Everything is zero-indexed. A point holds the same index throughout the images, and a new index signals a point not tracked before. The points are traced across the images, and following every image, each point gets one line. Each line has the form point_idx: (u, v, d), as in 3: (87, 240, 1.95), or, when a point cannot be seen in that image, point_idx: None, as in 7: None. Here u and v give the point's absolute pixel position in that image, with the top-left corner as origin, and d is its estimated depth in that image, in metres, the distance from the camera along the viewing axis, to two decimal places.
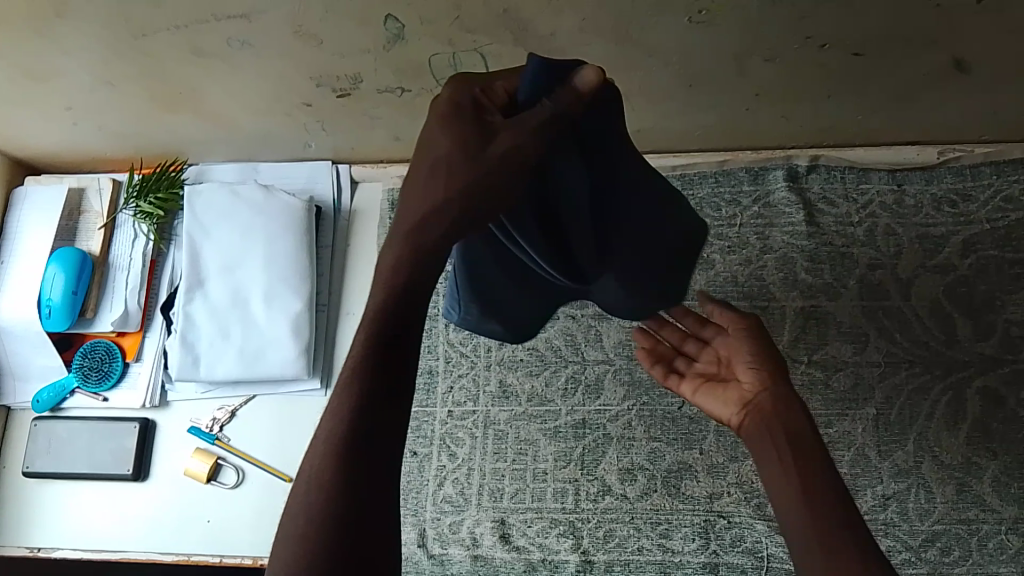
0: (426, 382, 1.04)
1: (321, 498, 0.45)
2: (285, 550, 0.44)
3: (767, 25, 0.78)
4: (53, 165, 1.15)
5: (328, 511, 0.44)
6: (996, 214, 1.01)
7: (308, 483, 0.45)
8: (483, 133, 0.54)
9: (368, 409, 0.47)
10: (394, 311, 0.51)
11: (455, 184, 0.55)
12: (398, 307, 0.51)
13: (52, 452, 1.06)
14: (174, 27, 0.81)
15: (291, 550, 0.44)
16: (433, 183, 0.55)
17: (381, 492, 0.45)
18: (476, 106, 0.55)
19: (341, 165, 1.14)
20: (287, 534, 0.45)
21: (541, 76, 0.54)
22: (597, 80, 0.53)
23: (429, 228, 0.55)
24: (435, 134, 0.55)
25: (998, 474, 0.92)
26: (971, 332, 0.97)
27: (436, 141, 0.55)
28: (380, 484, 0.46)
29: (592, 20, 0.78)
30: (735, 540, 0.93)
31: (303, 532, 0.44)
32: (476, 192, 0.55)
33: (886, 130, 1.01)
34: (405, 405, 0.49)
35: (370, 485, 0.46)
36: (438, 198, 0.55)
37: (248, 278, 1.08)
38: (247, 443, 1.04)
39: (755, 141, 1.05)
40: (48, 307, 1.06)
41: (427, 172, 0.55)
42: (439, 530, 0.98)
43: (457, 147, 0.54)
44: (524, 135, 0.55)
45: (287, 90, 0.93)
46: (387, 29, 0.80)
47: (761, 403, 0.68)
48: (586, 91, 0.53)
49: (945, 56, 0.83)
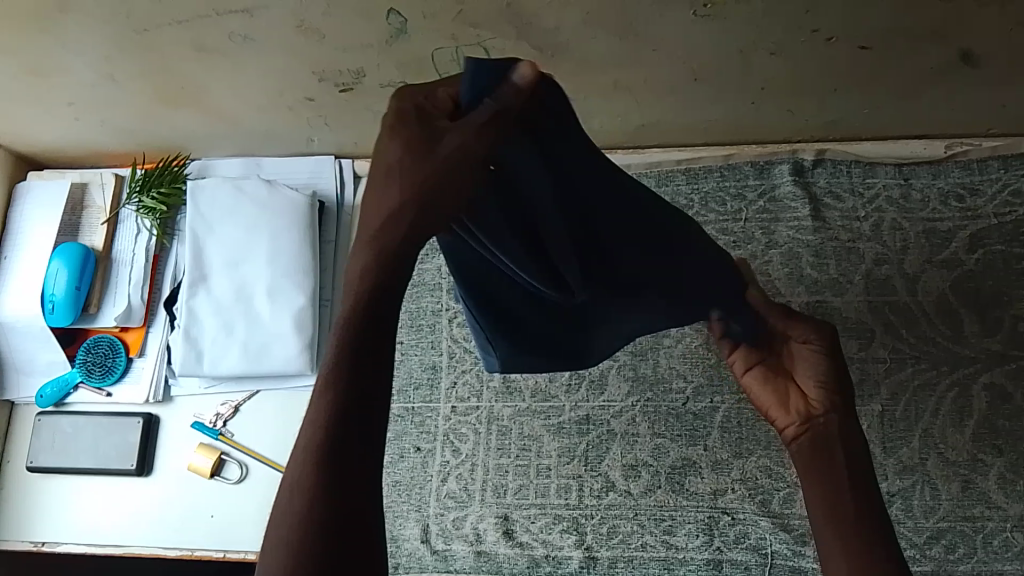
0: (429, 377, 1.04)
1: (303, 502, 0.44)
2: (271, 560, 0.44)
3: (773, 18, 0.77)
4: (56, 160, 1.15)
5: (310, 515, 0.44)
6: (1004, 209, 1.00)
7: (288, 489, 0.45)
8: (431, 140, 0.50)
9: (353, 412, 0.47)
10: (366, 312, 0.49)
11: (410, 189, 0.51)
12: (371, 306, 0.50)
13: (58, 447, 1.06)
14: (175, 21, 0.80)
15: (276, 560, 0.43)
16: (387, 191, 0.51)
17: (361, 497, 0.45)
18: (419, 113, 0.50)
19: (344, 159, 1.13)
20: (273, 543, 0.44)
21: (475, 79, 0.48)
22: (533, 76, 0.48)
23: (395, 228, 0.52)
24: (385, 144, 0.51)
25: (1004, 472, 0.91)
26: (979, 327, 0.96)
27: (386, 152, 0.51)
28: (362, 486, 0.45)
29: (596, 14, 0.77)
30: (739, 537, 0.92)
31: (283, 540, 0.44)
32: (432, 198, 0.52)
33: (893, 124, 1.00)
34: (382, 407, 0.48)
35: (353, 489, 0.45)
36: (394, 205, 0.51)
37: (251, 274, 1.07)
38: (251, 439, 1.04)
39: (760, 135, 1.04)
40: (52, 301, 1.06)
41: (381, 180, 0.52)
42: (443, 525, 0.97)
43: (405, 156, 0.51)
44: (471, 137, 0.50)
45: (290, 86, 0.93)
46: (390, 23, 0.79)
47: (827, 426, 0.69)
48: (526, 87, 0.48)
49: (952, 49, 0.82)
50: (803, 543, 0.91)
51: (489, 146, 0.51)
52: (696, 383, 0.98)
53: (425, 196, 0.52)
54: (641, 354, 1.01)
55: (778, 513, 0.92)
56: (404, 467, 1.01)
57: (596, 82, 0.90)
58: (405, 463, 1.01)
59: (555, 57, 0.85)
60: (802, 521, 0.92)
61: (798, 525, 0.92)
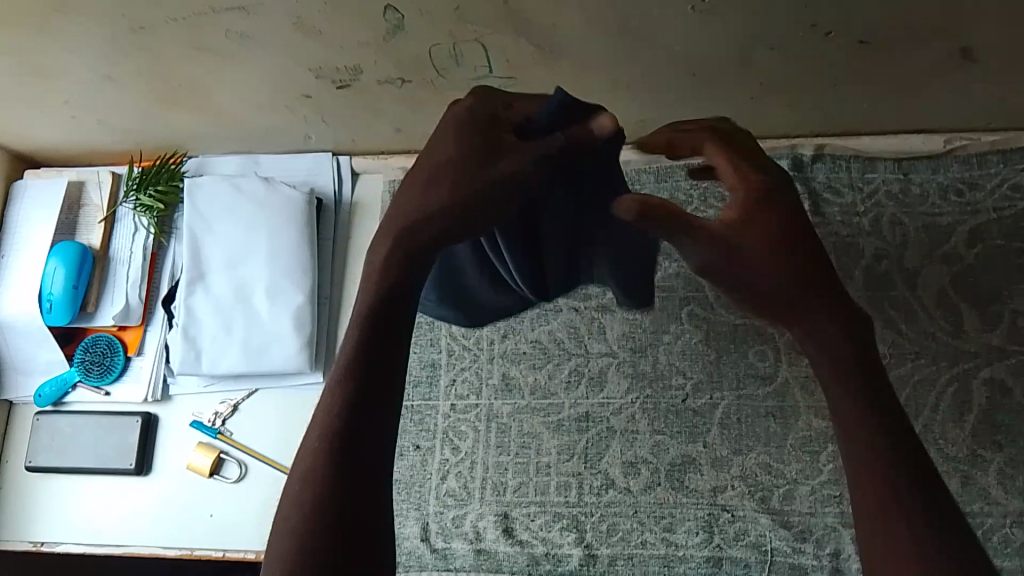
0: (428, 375, 1.04)
1: (309, 498, 0.47)
2: (279, 549, 0.46)
3: (772, 14, 0.77)
4: (52, 159, 1.15)
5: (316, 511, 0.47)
6: (1003, 203, 1.00)
7: (301, 481, 0.48)
8: (497, 150, 0.63)
9: (360, 414, 0.50)
10: (378, 311, 0.54)
11: (459, 190, 0.61)
12: (383, 307, 0.54)
13: (56, 447, 1.06)
14: (171, 20, 0.80)
15: (285, 549, 0.46)
16: (437, 186, 0.61)
17: (368, 490, 0.48)
18: (492, 122, 0.64)
19: (342, 156, 1.13)
20: (281, 533, 0.47)
21: (560, 111, 0.63)
22: (609, 127, 0.65)
23: (419, 229, 0.59)
24: (446, 140, 0.63)
25: (1003, 467, 0.91)
26: (978, 323, 0.96)
27: (447, 146, 0.63)
28: (369, 481, 0.48)
29: (594, 10, 0.77)
30: (738, 534, 0.92)
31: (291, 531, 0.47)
32: (473, 201, 0.62)
33: (892, 119, 1.00)
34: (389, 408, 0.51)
35: (357, 485, 0.48)
36: (439, 201, 0.61)
37: (249, 271, 1.07)
38: (249, 437, 1.04)
39: (759, 131, 1.04)
40: (49, 301, 1.06)
41: (429, 176, 0.62)
42: (442, 523, 0.97)
43: (467, 156, 0.62)
44: (532, 159, 0.64)
45: (286, 83, 0.92)
46: (387, 20, 0.79)
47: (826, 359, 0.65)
48: (601, 134, 0.65)
49: (953, 44, 0.82)
50: (802, 540, 0.91)
51: (539, 171, 0.64)
52: (695, 380, 0.98)
53: (473, 196, 0.62)
54: (641, 350, 1.00)
55: (779, 510, 0.92)
56: (403, 465, 1.01)
57: (594, 78, 0.90)
58: (404, 461, 1.01)
59: (553, 53, 0.84)
60: (802, 517, 0.92)
61: (797, 522, 0.92)
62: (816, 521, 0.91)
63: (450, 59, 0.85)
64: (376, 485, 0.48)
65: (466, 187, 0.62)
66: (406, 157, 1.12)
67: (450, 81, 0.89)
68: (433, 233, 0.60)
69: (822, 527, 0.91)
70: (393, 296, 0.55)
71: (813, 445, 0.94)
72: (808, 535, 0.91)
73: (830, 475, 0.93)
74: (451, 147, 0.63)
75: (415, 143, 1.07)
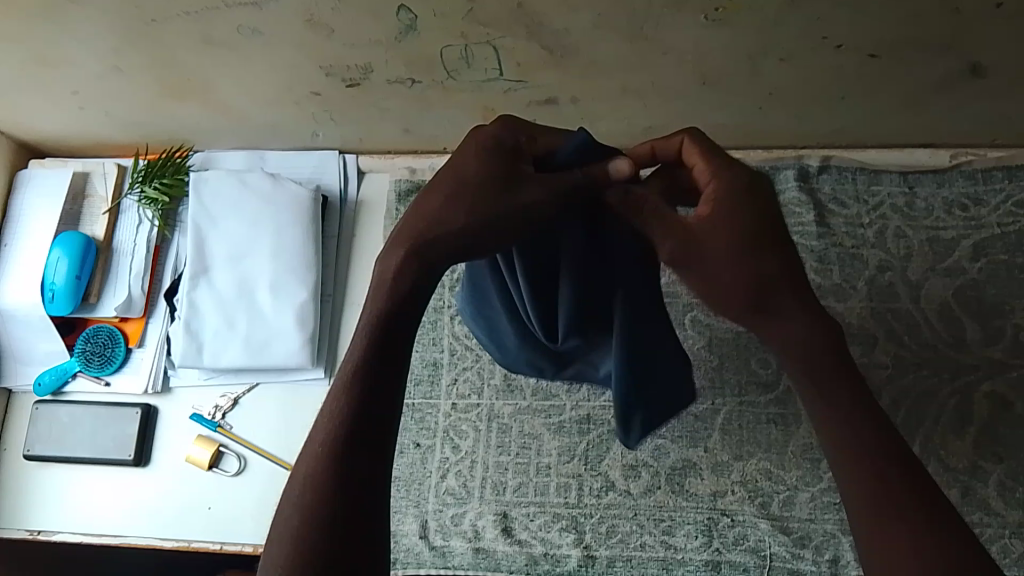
0: (430, 374, 1.04)
1: (311, 501, 0.47)
2: (280, 549, 0.46)
3: (784, 24, 0.77)
4: (58, 149, 1.14)
5: (312, 515, 0.46)
6: (1008, 219, 1.00)
7: (302, 483, 0.48)
8: (516, 178, 0.61)
9: (362, 418, 0.50)
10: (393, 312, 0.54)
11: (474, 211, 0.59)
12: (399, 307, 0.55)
13: (55, 436, 1.06)
14: (184, 13, 0.80)
15: (286, 550, 0.46)
16: (455, 203, 0.59)
17: (371, 495, 0.48)
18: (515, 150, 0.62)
19: (349, 154, 1.13)
20: (282, 533, 0.46)
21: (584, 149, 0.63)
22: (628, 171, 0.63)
23: (437, 242, 0.58)
24: (467, 157, 0.61)
25: (1003, 479, 0.91)
26: (980, 335, 0.96)
27: (467, 164, 0.60)
28: (371, 486, 0.48)
29: (608, 15, 0.77)
30: (738, 539, 0.92)
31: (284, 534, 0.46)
32: (489, 221, 0.59)
33: (898, 132, 1.01)
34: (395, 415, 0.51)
35: (358, 489, 0.48)
36: (458, 218, 0.59)
37: (254, 266, 1.07)
38: (249, 431, 1.04)
39: (766, 140, 1.04)
40: (52, 290, 1.05)
41: (448, 192, 0.59)
42: (442, 522, 0.97)
43: (487, 176, 0.60)
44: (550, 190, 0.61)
45: (296, 80, 0.92)
46: (400, 20, 0.79)
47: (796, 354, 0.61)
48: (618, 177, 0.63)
49: (961, 59, 0.82)
50: (801, 546, 0.91)
51: (556, 205, 0.62)
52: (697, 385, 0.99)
53: (494, 215, 0.59)
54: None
55: (778, 516, 0.92)
56: (403, 463, 1.01)
57: (604, 83, 0.90)
58: (404, 459, 1.01)
59: (564, 57, 0.85)
60: (801, 524, 0.92)
61: (796, 528, 0.92)
62: (816, 528, 0.92)
63: (461, 60, 0.85)
64: (377, 491, 0.48)
65: (487, 204, 0.59)
66: (412, 157, 1.12)
67: (461, 82, 0.90)
68: (452, 242, 0.58)
69: (821, 534, 0.91)
70: (401, 306, 0.55)
71: (814, 453, 0.94)
72: (807, 541, 0.91)
73: (830, 482, 0.93)
74: (477, 167, 0.60)
75: (422, 143, 1.08)
